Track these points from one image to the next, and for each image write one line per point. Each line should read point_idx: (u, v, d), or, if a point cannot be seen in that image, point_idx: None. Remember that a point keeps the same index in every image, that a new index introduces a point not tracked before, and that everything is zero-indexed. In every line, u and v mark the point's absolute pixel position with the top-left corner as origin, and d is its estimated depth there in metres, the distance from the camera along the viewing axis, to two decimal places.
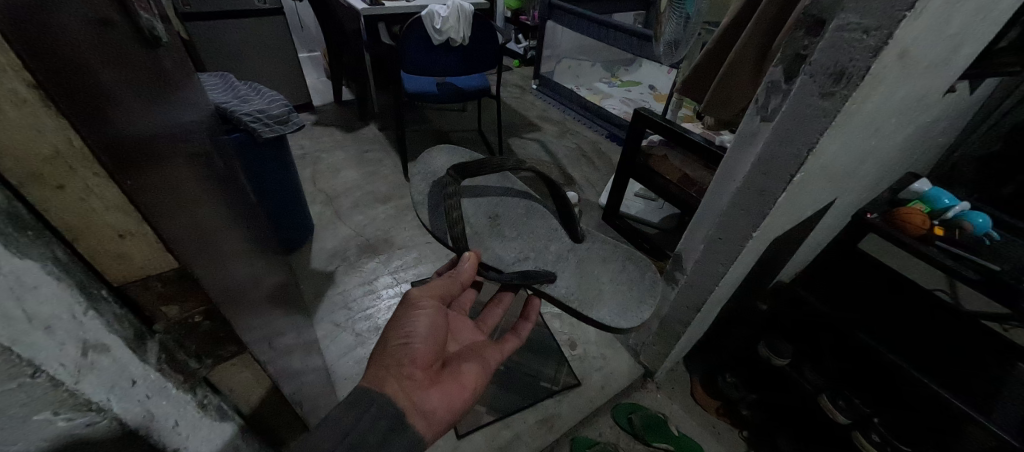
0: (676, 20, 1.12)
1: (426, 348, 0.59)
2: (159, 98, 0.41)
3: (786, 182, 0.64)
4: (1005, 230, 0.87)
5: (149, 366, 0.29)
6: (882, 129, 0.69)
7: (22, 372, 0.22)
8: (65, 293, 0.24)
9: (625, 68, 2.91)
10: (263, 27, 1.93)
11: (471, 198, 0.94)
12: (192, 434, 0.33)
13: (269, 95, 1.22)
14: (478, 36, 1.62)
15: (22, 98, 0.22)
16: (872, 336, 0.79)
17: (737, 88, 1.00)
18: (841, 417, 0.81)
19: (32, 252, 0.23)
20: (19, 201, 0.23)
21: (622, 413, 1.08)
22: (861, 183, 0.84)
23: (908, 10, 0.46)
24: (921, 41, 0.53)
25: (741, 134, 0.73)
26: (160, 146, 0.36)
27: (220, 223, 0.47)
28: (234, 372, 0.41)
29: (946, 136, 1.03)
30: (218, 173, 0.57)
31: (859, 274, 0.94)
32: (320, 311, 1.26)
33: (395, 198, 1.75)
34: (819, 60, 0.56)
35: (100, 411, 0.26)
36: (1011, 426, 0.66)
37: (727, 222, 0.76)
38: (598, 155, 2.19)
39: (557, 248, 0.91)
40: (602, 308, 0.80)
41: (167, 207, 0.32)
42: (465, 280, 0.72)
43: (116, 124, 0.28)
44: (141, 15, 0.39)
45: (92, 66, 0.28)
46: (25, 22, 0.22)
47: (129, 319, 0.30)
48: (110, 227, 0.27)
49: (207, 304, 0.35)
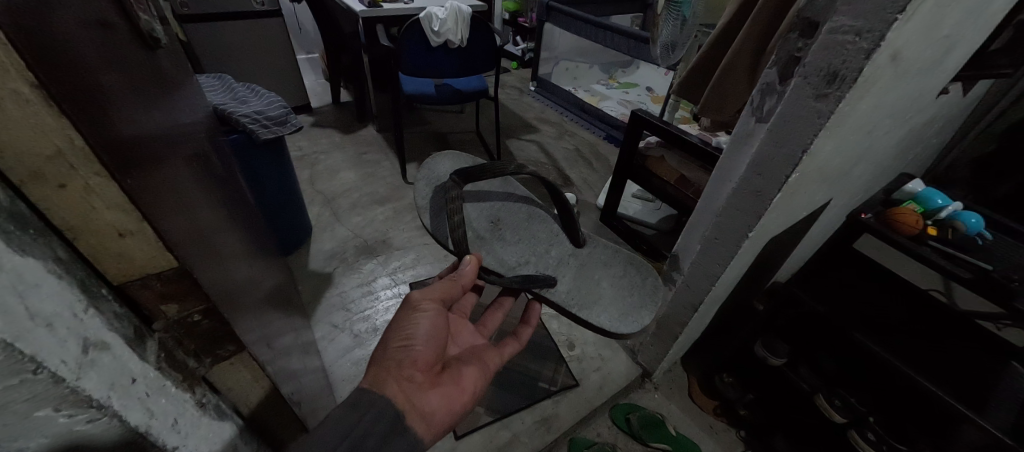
0: (672, 22, 1.13)
1: (426, 350, 0.60)
2: (159, 99, 0.41)
3: (782, 183, 0.65)
4: (999, 230, 0.88)
5: (148, 365, 0.30)
6: (875, 131, 0.70)
7: (25, 368, 0.22)
8: (65, 291, 0.24)
9: (623, 70, 2.93)
10: (261, 29, 1.93)
11: (473, 203, 0.95)
12: (192, 433, 0.33)
13: (268, 97, 1.22)
14: (477, 38, 1.63)
15: (24, 97, 0.22)
16: (868, 335, 0.80)
17: (734, 90, 1.01)
18: (838, 416, 0.82)
19: (35, 252, 0.23)
20: (20, 201, 0.24)
21: (620, 414, 1.08)
22: (856, 183, 0.85)
23: (900, 12, 0.46)
24: (913, 44, 0.54)
25: (736, 135, 0.74)
26: (159, 147, 0.36)
27: (218, 222, 0.48)
28: (233, 372, 0.41)
29: (941, 136, 1.04)
30: (217, 175, 0.58)
31: (856, 275, 0.95)
32: (318, 312, 1.26)
33: (394, 200, 1.75)
34: (813, 62, 0.56)
35: (100, 408, 0.26)
36: (1007, 424, 0.67)
37: (724, 222, 0.77)
38: (596, 157, 2.21)
39: (558, 252, 0.91)
40: (601, 313, 0.80)
41: (166, 208, 0.32)
42: (466, 283, 0.72)
43: (115, 124, 0.28)
44: (141, 17, 0.40)
45: (93, 67, 0.29)
46: (26, 21, 0.22)
47: (129, 318, 0.30)
48: (110, 226, 0.27)
49: (207, 304, 0.35)
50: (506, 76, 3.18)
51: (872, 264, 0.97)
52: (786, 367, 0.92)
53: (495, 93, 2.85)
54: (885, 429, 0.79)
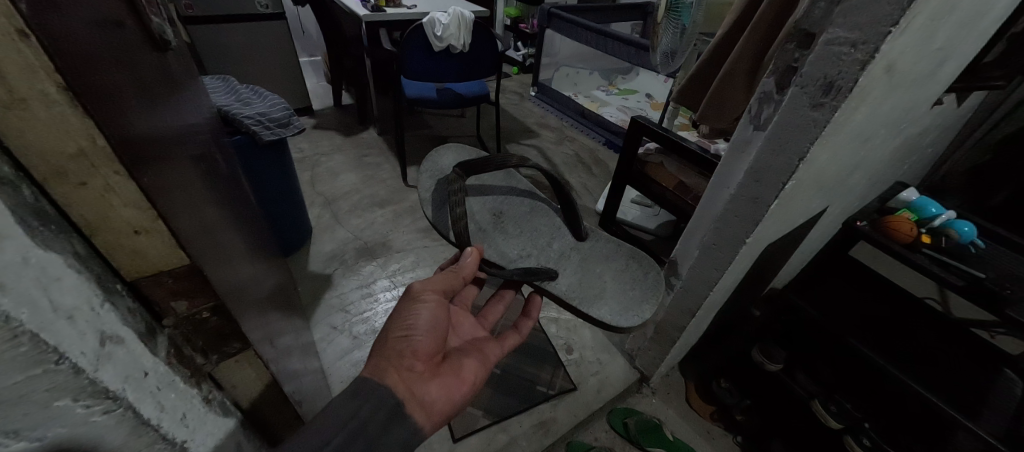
0: (672, 30, 1.15)
1: (427, 341, 0.60)
2: (167, 99, 0.42)
3: (778, 191, 0.66)
4: (988, 239, 0.89)
5: (160, 359, 0.30)
6: (870, 140, 0.71)
7: (47, 358, 0.23)
8: (83, 286, 0.25)
9: (623, 77, 3.02)
10: (263, 32, 1.94)
11: (476, 196, 0.97)
12: (199, 427, 0.34)
13: (271, 98, 1.23)
14: (478, 43, 1.64)
15: (51, 97, 0.23)
16: (864, 343, 0.80)
17: (731, 98, 1.03)
18: (832, 421, 0.83)
19: (57, 246, 0.24)
20: (44, 198, 0.24)
21: (617, 417, 1.10)
22: (852, 191, 0.87)
23: (894, 26, 0.48)
24: (906, 56, 0.56)
25: (735, 143, 0.75)
26: (169, 148, 0.37)
27: (223, 221, 0.49)
28: (239, 369, 0.42)
29: (936, 146, 1.06)
30: (221, 174, 0.59)
31: (854, 285, 0.96)
32: (318, 314, 1.26)
33: (394, 202, 1.76)
34: (809, 73, 0.58)
35: (116, 399, 0.27)
36: (997, 431, 0.68)
37: (721, 227, 0.78)
38: (595, 162, 2.22)
39: (560, 245, 0.92)
40: (602, 307, 0.81)
41: (179, 207, 0.33)
42: (467, 275, 0.73)
43: (131, 124, 0.29)
44: (152, 20, 0.41)
45: (106, 66, 0.29)
46: (52, 26, 0.23)
47: (141, 313, 0.31)
48: (125, 223, 0.28)
49: (215, 300, 0.36)
50: (506, 81, 3.20)
51: (872, 273, 0.99)
52: (783, 373, 0.93)
53: (495, 98, 2.88)
54: (878, 435, 0.80)
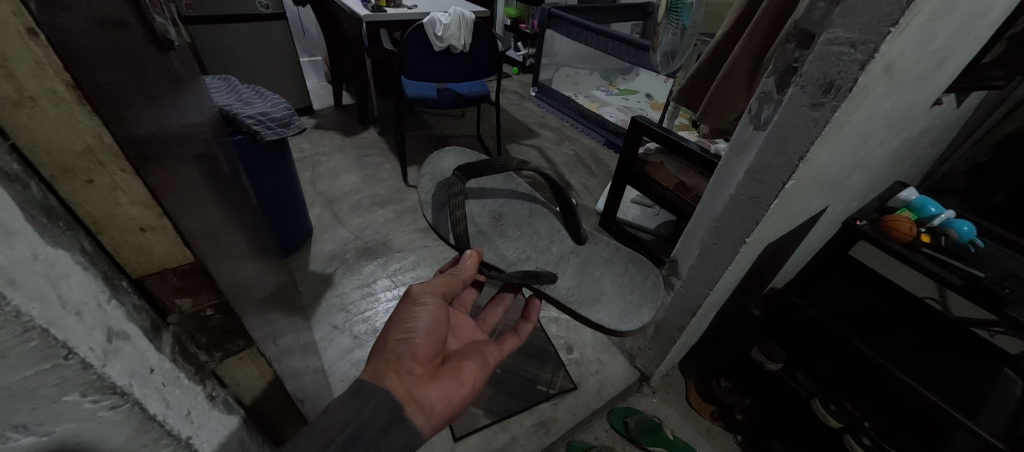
0: (672, 30, 1.15)
1: (426, 343, 0.61)
2: (170, 99, 0.42)
3: (778, 190, 0.66)
4: (988, 239, 0.89)
5: (165, 356, 0.30)
6: (869, 141, 0.71)
7: (57, 353, 0.23)
8: (91, 282, 0.25)
9: (623, 77, 3.03)
10: (264, 32, 1.95)
11: (476, 199, 0.97)
12: (203, 423, 0.34)
13: (272, 98, 1.24)
14: (478, 44, 1.64)
15: (60, 96, 0.23)
16: (863, 342, 0.81)
17: (731, 98, 1.03)
18: (833, 420, 0.84)
19: (65, 243, 0.24)
20: (52, 195, 0.25)
21: (618, 417, 1.10)
22: (851, 191, 0.87)
23: (893, 26, 0.48)
24: (905, 56, 0.56)
25: (735, 143, 0.75)
26: (172, 148, 0.37)
27: (225, 221, 0.49)
28: (243, 367, 0.42)
29: (935, 146, 1.06)
30: (223, 174, 0.59)
31: (854, 285, 0.96)
32: (318, 313, 1.26)
33: (394, 202, 1.76)
34: (809, 73, 0.58)
35: (123, 395, 0.27)
36: (995, 429, 0.68)
37: (721, 227, 0.78)
38: (596, 162, 2.23)
39: (559, 249, 0.92)
40: (601, 310, 0.81)
41: (182, 205, 0.33)
42: (466, 277, 0.74)
43: (136, 126, 0.30)
44: (155, 19, 0.41)
45: (111, 69, 0.30)
46: (60, 29, 0.24)
47: (147, 310, 0.31)
48: (132, 220, 0.28)
49: (218, 297, 0.36)
50: (506, 81, 3.21)
51: (872, 273, 0.99)
52: (783, 373, 0.93)
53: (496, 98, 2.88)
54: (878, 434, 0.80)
